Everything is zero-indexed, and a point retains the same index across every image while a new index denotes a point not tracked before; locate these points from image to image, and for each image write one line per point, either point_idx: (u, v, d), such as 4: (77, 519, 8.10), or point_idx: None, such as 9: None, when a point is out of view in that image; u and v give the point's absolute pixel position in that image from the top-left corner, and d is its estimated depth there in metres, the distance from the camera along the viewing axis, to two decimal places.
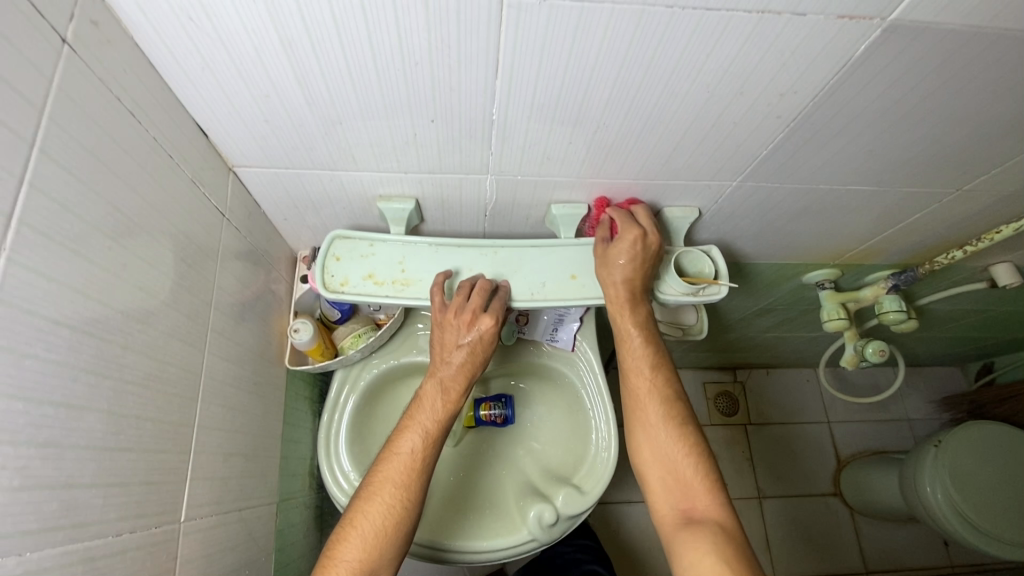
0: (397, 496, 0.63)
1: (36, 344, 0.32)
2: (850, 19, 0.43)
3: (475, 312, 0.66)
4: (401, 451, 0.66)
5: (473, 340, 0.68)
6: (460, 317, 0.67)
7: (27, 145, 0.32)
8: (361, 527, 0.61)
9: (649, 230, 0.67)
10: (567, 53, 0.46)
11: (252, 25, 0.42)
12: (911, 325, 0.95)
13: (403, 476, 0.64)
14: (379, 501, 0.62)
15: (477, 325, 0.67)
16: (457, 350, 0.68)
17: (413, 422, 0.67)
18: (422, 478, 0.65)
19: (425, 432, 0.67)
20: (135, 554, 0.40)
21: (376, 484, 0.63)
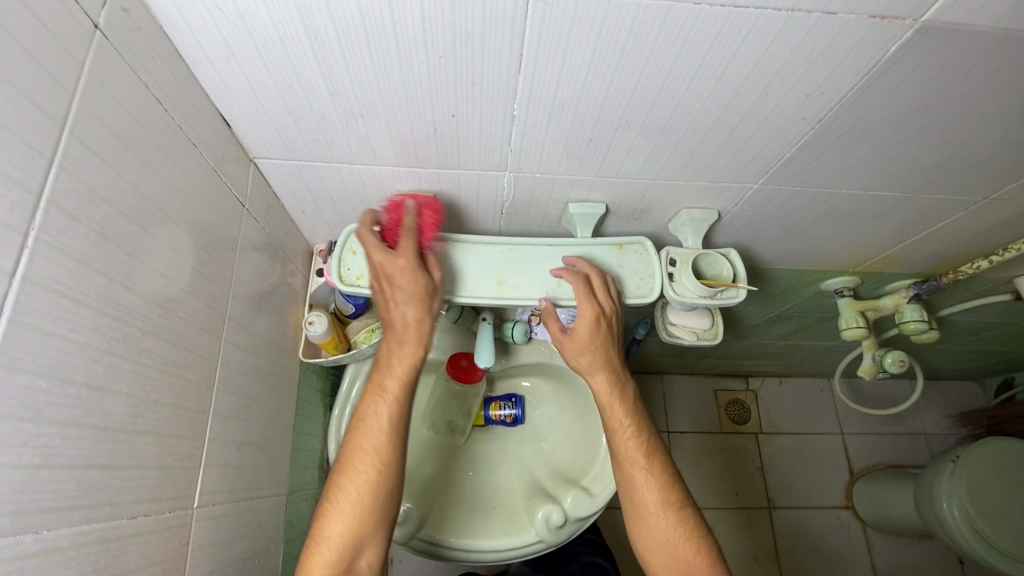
0: (371, 463, 0.64)
1: (61, 323, 0.32)
2: (882, 19, 0.42)
3: (390, 262, 0.62)
4: (369, 418, 0.65)
5: (406, 293, 0.63)
6: (379, 271, 0.63)
7: (58, 128, 0.32)
8: (340, 502, 0.62)
9: (603, 303, 0.68)
10: (592, 48, 0.45)
11: (279, 17, 0.42)
12: (933, 336, 0.92)
13: (374, 442, 0.64)
14: (353, 473, 0.63)
15: (394, 271, 0.62)
16: (395, 306, 0.64)
17: (377, 387, 0.66)
18: (395, 439, 0.66)
19: (388, 394, 0.66)
20: (149, 537, 0.41)
21: (349, 456, 0.64)
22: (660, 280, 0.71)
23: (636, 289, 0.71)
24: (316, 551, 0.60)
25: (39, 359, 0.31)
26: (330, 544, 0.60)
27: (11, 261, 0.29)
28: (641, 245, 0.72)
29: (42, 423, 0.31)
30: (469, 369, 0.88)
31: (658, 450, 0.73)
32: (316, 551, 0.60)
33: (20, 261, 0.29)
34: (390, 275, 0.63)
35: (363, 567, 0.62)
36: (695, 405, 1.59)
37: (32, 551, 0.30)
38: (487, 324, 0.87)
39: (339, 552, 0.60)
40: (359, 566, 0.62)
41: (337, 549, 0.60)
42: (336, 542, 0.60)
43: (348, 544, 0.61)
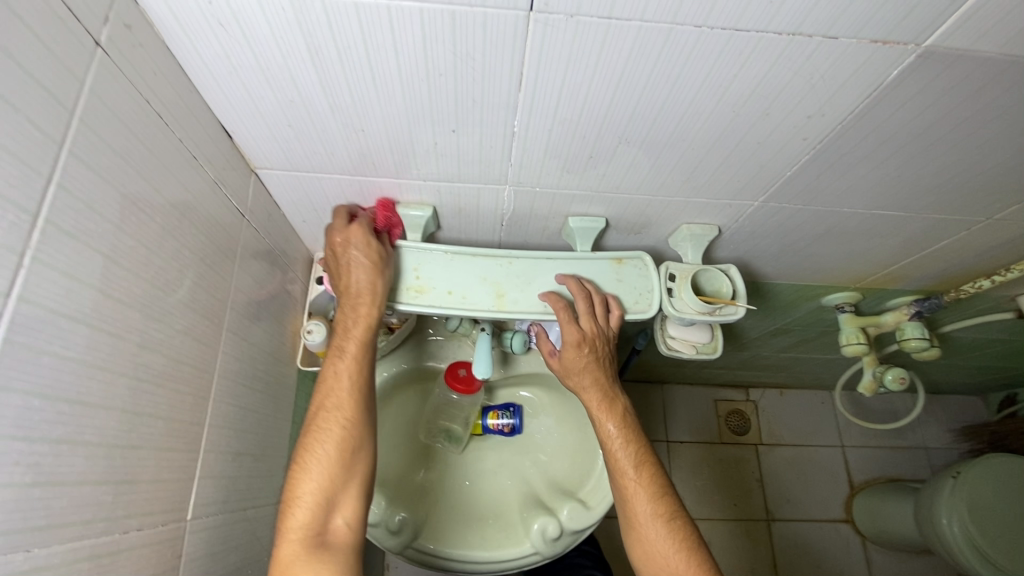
0: (336, 420, 0.60)
1: (56, 341, 0.32)
2: (884, 44, 0.42)
3: (340, 231, 0.63)
4: (329, 379, 0.61)
5: (356, 255, 0.62)
6: (332, 244, 0.63)
7: (57, 147, 0.33)
8: (308, 461, 0.58)
9: (586, 327, 0.67)
10: (593, 67, 0.45)
11: (280, 34, 0.42)
12: (934, 353, 0.92)
13: (335, 400, 0.60)
14: (319, 432, 0.59)
15: (345, 237, 0.62)
16: (348, 270, 0.63)
17: (335, 348, 0.63)
18: (360, 394, 0.62)
19: (346, 352, 0.62)
20: (141, 552, 0.41)
21: (314, 417, 0.60)
22: (660, 295, 0.71)
23: (634, 304, 0.70)
24: (290, 514, 0.56)
25: (32, 378, 0.31)
26: (302, 505, 0.56)
27: (7, 282, 0.29)
28: (641, 260, 0.72)
29: (35, 441, 0.31)
30: (467, 379, 0.88)
31: (650, 460, 0.72)
32: (290, 515, 0.56)
33: (17, 281, 0.30)
34: (341, 243, 0.62)
35: (342, 525, 0.58)
36: (694, 415, 1.59)
37: (23, 569, 0.30)
38: (485, 334, 0.87)
39: (314, 511, 0.56)
40: (336, 526, 0.58)
41: (310, 508, 0.56)
42: (308, 502, 0.56)
43: (322, 502, 0.57)
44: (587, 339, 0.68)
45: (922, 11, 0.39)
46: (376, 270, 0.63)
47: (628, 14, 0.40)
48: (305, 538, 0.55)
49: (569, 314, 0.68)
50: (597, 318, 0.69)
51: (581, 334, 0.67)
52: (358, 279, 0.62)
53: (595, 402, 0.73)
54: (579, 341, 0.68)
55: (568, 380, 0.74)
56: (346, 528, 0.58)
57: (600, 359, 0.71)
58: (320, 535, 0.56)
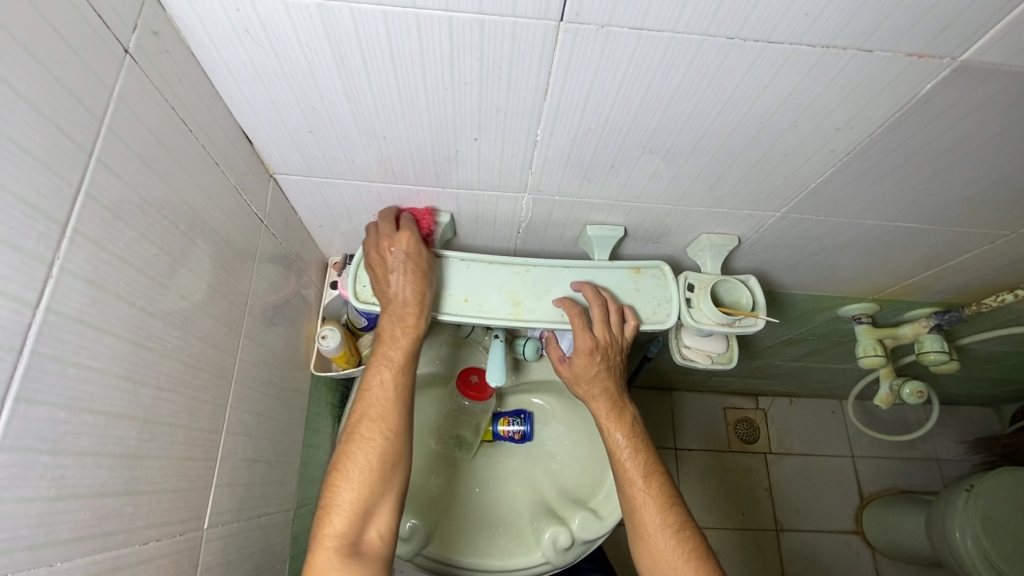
0: (378, 431, 0.60)
1: (81, 351, 0.32)
2: (919, 58, 0.41)
3: (389, 238, 0.63)
4: (373, 388, 0.62)
5: (404, 265, 0.63)
6: (379, 250, 0.63)
7: (86, 156, 0.32)
8: (348, 470, 0.59)
9: (598, 336, 0.67)
10: (621, 77, 0.45)
11: (307, 42, 0.42)
12: (952, 366, 0.90)
13: (379, 409, 0.61)
14: (360, 440, 0.60)
15: (393, 244, 0.63)
16: (393, 277, 0.63)
17: (377, 356, 0.63)
18: (401, 406, 0.63)
19: (391, 361, 0.63)
20: (159, 562, 0.40)
21: (356, 425, 0.61)
22: (678, 305, 0.70)
23: (653, 314, 0.70)
24: (327, 522, 0.57)
25: (58, 389, 0.30)
26: (340, 514, 0.57)
27: (34, 293, 0.29)
28: (659, 269, 0.71)
29: (59, 454, 0.31)
30: (479, 386, 0.87)
31: (659, 468, 0.71)
32: (327, 523, 0.57)
33: (44, 292, 0.29)
34: (389, 250, 0.63)
35: (375, 536, 0.59)
36: (703, 423, 1.57)
37: None
38: (498, 341, 0.86)
39: (351, 521, 0.57)
40: (369, 536, 0.59)
41: (348, 518, 0.57)
42: (345, 512, 0.57)
43: (360, 512, 0.58)
44: (599, 348, 0.67)
45: (961, 24, 0.39)
46: (422, 278, 0.64)
47: (660, 25, 0.40)
48: (341, 547, 0.56)
49: (581, 323, 0.67)
50: (611, 327, 0.68)
51: (593, 342, 0.67)
52: (403, 286, 0.63)
53: (604, 411, 0.72)
54: (590, 350, 0.67)
55: (577, 388, 0.74)
56: (377, 539, 0.60)
57: (612, 368, 0.70)
58: (355, 545, 0.57)
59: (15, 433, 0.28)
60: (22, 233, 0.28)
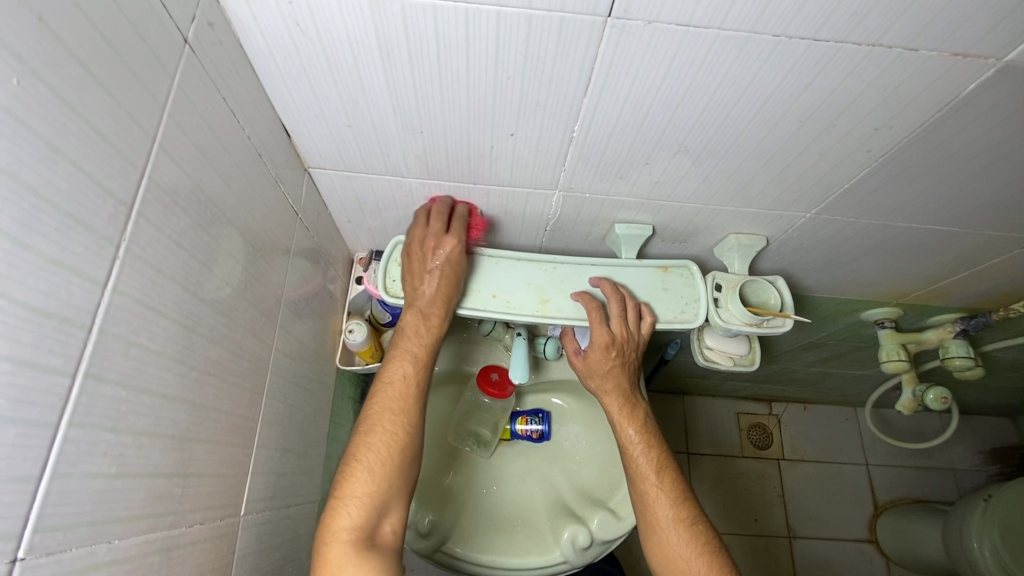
0: (397, 423, 0.61)
1: (141, 333, 0.33)
2: (964, 57, 0.41)
3: (436, 237, 0.62)
4: (393, 380, 0.63)
5: (442, 266, 0.63)
6: (423, 246, 0.63)
7: (150, 140, 0.33)
8: (366, 461, 0.59)
9: (615, 331, 0.67)
10: (662, 75, 0.45)
11: (355, 35, 0.43)
12: (977, 372, 0.90)
13: (399, 402, 0.62)
14: (380, 432, 0.60)
15: (438, 245, 0.62)
16: (428, 276, 0.63)
17: (399, 350, 0.64)
18: (418, 401, 0.64)
19: (415, 357, 0.64)
20: (203, 545, 0.41)
21: (376, 416, 0.61)
22: (706, 305, 0.70)
23: (680, 314, 0.70)
24: (342, 514, 0.56)
25: (121, 368, 0.31)
26: (356, 505, 0.57)
27: (104, 272, 0.29)
28: (687, 269, 0.71)
29: (120, 432, 0.31)
30: (500, 384, 0.87)
31: (673, 465, 0.72)
32: (342, 515, 0.56)
33: (112, 272, 0.30)
34: (433, 250, 0.62)
35: (388, 530, 0.60)
36: (716, 428, 1.57)
37: (105, 560, 0.31)
38: (520, 339, 0.87)
39: (367, 513, 0.57)
40: (383, 531, 0.59)
41: (363, 510, 0.57)
42: (361, 503, 0.57)
43: (376, 505, 0.58)
44: (614, 342, 0.67)
45: (1010, 23, 0.39)
46: (453, 281, 0.64)
47: (706, 22, 0.40)
48: (356, 540, 0.55)
49: (599, 315, 0.67)
50: (629, 322, 0.68)
51: (610, 337, 0.67)
52: (438, 287, 0.63)
53: (616, 407, 0.72)
54: (605, 344, 0.67)
55: (589, 383, 0.74)
56: (390, 534, 0.60)
57: (627, 364, 0.70)
58: (370, 538, 0.57)
59: (83, 409, 0.28)
60: (94, 213, 0.29)
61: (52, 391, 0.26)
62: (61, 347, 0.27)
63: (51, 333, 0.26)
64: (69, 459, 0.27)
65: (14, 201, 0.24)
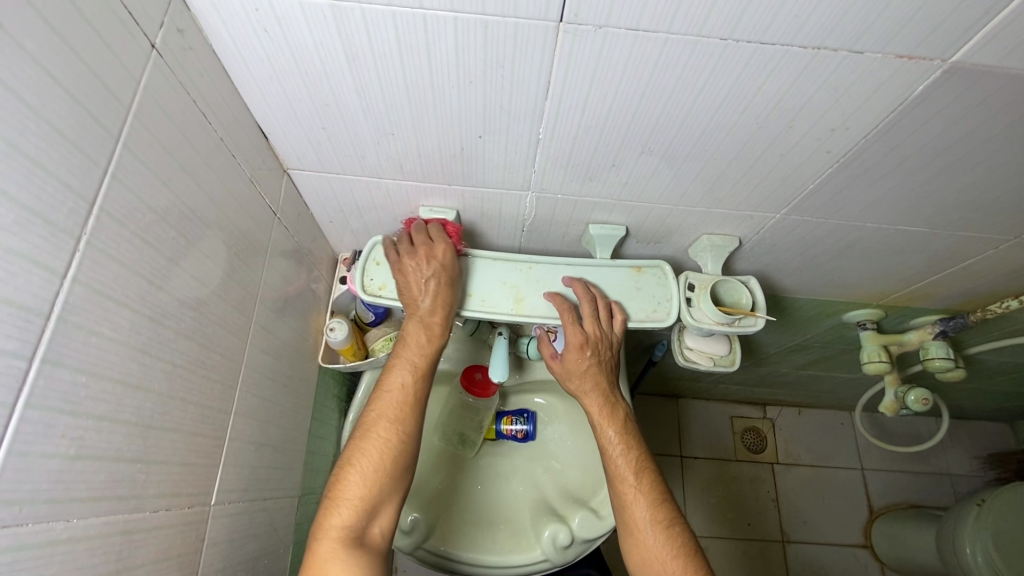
0: (393, 430, 0.62)
1: (102, 322, 0.34)
2: (910, 60, 0.43)
3: (430, 247, 0.65)
4: (392, 387, 0.64)
5: (435, 276, 0.65)
6: (418, 255, 0.65)
7: (113, 139, 0.35)
8: (360, 464, 0.60)
9: (589, 332, 0.68)
10: (619, 78, 0.46)
11: (321, 40, 0.44)
12: (958, 374, 0.90)
13: (397, 409, 0.63)
14: (376, 438, 0.61)
15: (432, 256, 0.65)
16: (424, 287, 0.65)
17: (400, 358, 0.65)
18: (417, 411, 0.64)
19: (415, 365, 0.65)
20: (169, 531, 0.42)
21: (372, 421, 0.62)
22: (678, 304, 0.71)
23: (652, 313, 0.71)
24: (334, 513, 0.58)
25: (82, 354, 0.33)
26: (347, 506, 0.58)
27: (63, 263, 0.31)
28: (660, 268, 0.72)
29: (79, 416, 0.33)
30: (482, 383, 0.88)
31: (650, 468, 0.72)
32: (334, 514, 0.58)
33: (72, 263, 0.32)
34: (429, 261, 0.64)
35: (377, 532, 0.60)
36: (710, 431, 1.57)
37: (62, 538, 0.32)
38: (502, 338, 0.88)
39: (359, 515, 0.58)
40: (373, 531, 0.60)
41: (356, 511, 0.58)
42: (355, 505, 0.58)
43: (367, 507, 0.59)
44: (588, 342, 0.68)
45: (949, 26, 0.40)
46: (449, 293, 0.65)
47: (655, 27, 0.41)
48: (345, 539, 0.57)
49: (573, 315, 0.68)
50: (601, 322, 0.69)
51: (584, 337, 0.68)
52: (435, 298, 0.65)
53: (596, 408, 0.72)
54: (578, 345, 0.68)
55: (567, 383, 0.75)
56: (379, 535, 0.61)
57: (603, 364, 0.71)
58: (359, 538, 0.58)
59: (40, 391, 0.30)
60: (53, 207, 0.30)
61: (9, 372, 0.28)
62: (19, 332, 0.28)
63: (8, 318, 0.28)
64: (26, 439, 0.29)
65: None
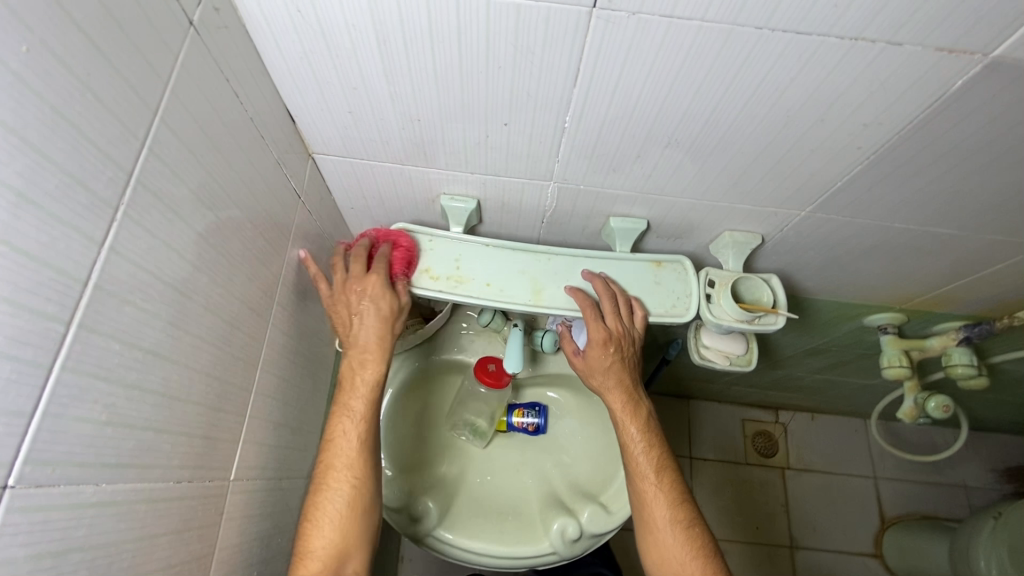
0: (345, 478, 0.62)
1: (136, 292, 0.35)
2: (950, 53, 0.42)
3: (358, 278, 0.64)
4: (336, 438, 0.63)
5: (370, 308, 0.64)
6: (346, 290, 0.64)
7: (151, 113, 0.35)
8: (319, 519, 0.60)
9: (613, 328, 0.68)
10: (649, 67, 0.46)
11: (353, 22, 0.45)
12: (982, 382, 0.89)
13: (345, 459, 0.62)
14: (329, 491, 0.61)
15: (363, 289, 0.64)
16: (357, 321, 0.64)
17: (342, 406, 0.64)
18: (367, 454, 0.64)
19: (355, 412, 0.64)
20: (190, 502, 0.43)
21: (322, 475, 0.62)
22: (698, 300, 0.71)
23: (671, 308, 0.70)
24: (302, 568, 0.58)
25: (116, 322, 0.33)
26: (316, 558, 0.59)
27: (101, 231, 0.32)
28: (681, 263, 0.72)
29: (111, 382, 0.33)
30: (495, 373, 0.88)
31: (670, 467, 0.71)
32: (303, 568, 0.58)
33: (110, 231, 0.32)
34: (357, 294, 0.64)
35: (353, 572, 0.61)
36: (720, 433, 1.55)
37: (91, 501, 0.33)
38: (517, 330, 0.88)
39: (328, 564, 0.59)
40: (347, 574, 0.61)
41: (325, 560, 0.59)
42: (320, 555, 0.59)
43: (335, 553, 0.60)
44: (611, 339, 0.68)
45: (993, 18, 0.39)
46: (386, 324, 0.64)
47: (690, 13, 0.41)
48: None
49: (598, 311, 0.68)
50: (623, 318, 0.69)
51: (608, 334, 0.67)
52: (372, 333, 0.64)
53: (618, 405, 0.71)
54: (603, 342, 0.68)
55: (589, 381, 0.74)
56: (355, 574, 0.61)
57: (626, 360, 0.71)
58: None
59: (76, 355, 0.30)
60: (94, 176, 0.31)
61: (47, 335, 0.29)
62: (58, 297, 0.29)
63: (48, 282, 0.28)
64: (62, 401, 0.30)
65: (16, 158, 0.26)
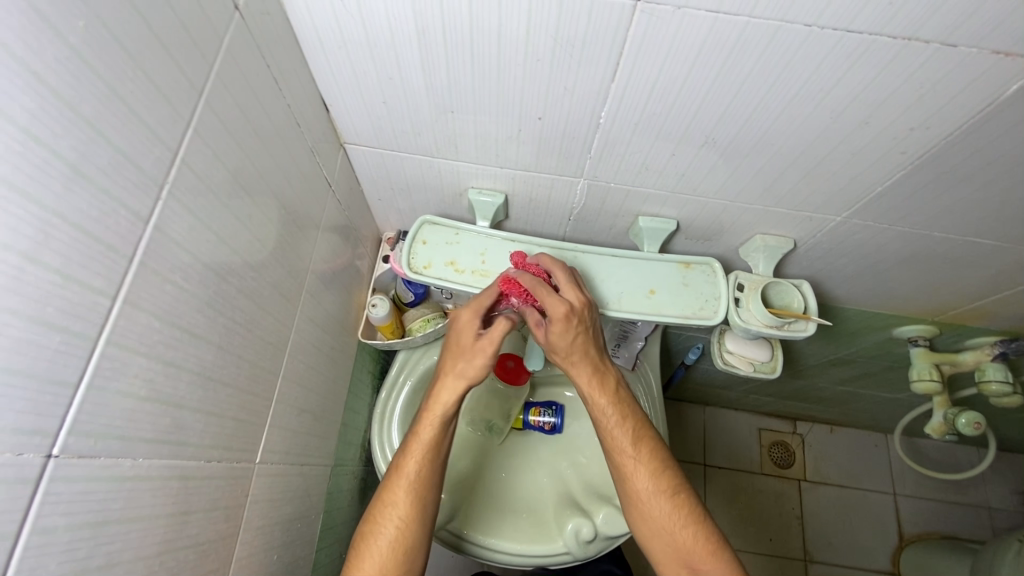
0: (401, 505, 0.60)
1: (176, 272, 0.35)
2: (1007, 56, 0.40)
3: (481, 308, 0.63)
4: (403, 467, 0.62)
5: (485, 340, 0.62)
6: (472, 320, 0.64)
7: (197, 95, 0.36)
8: (372, 545, 0.59)
9: (575, 300, 0.62)
10: (690, 64, 0.45)
11: (393, 13, 0.45)
12: (1016, 400, 0.88)
13: (408, 489, 0.61)
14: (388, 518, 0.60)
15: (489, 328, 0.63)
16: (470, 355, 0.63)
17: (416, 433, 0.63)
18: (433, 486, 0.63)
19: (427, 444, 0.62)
20: (218, 482, 0.43)
21: (382, 503, 0.61)
22: (726, 304, 0.69)
23: (699, 311, 0.69)
24: None
25: (157, 300, 0.34)
26: None
27: (147, 209, 0.32)
28: (709, 266, 0.71)
29: (151, 358, 0.34)
30: (514, 372, 0.87)
31: (647, 432, 0.66)
32: None
33: (154, 209, 0.32)
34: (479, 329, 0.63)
35: None
36: (736, 441, 1.53)
37: (128, 474, 0.33)
38: None
39: None
40: None
41: None
42: None
43: None
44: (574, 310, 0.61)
45: None
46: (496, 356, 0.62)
47: (736, 10, 0.40)
48: None
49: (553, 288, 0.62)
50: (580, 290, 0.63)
51: (570, 304, 0.61)
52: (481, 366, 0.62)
53: (586, 381, 0.65)
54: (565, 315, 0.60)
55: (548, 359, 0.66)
56: None
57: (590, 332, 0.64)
58: None
59: (120, 330, 0.31)
60: (142, 155, 0.31)
61: (94, 309, 0.29)
62: (104, 271, 0.30)
63: (96, 257, 0.29)
64: (104, 375, 0.30)
65: (71, 132, 0.27)
